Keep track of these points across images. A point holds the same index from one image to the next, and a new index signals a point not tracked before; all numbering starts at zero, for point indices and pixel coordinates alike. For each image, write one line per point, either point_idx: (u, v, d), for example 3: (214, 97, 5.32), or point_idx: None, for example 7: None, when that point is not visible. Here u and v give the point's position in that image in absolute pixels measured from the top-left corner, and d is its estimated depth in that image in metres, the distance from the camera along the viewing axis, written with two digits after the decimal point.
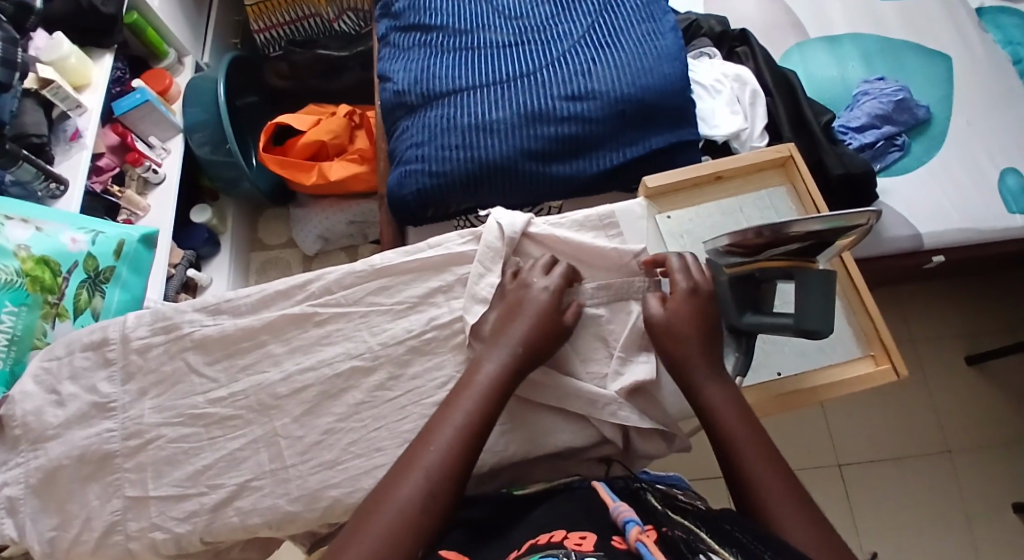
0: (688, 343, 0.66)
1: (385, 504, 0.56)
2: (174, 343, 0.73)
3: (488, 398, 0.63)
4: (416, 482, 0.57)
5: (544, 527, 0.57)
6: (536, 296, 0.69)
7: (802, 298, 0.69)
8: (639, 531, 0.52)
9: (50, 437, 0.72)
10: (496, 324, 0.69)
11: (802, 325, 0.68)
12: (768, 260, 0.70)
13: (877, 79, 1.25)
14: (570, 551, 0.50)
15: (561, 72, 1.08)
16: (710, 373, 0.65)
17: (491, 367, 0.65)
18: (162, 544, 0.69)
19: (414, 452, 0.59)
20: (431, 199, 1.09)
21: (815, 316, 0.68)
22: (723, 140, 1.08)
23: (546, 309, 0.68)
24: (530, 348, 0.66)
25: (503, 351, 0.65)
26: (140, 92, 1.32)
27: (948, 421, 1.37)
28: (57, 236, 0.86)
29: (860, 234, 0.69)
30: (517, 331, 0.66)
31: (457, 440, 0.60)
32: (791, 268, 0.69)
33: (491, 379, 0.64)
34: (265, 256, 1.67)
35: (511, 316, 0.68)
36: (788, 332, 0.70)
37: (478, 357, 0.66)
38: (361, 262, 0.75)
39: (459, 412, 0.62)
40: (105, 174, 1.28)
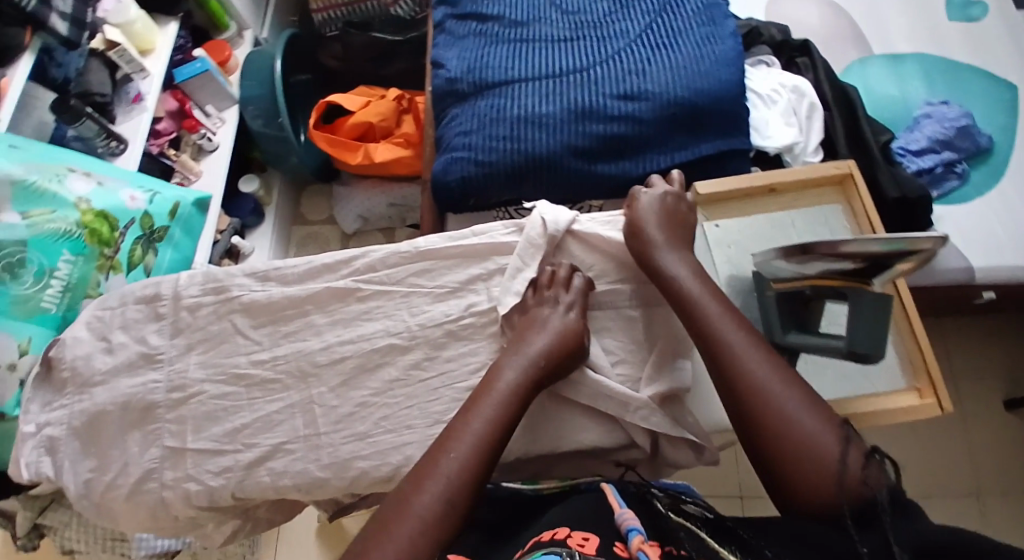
0: (652, 225, 0.72)
1: (409, 509, 0.57)
2: (222, 305, 0.75)
3: (504, 405, 0.64)
4: (440, 488, 0.58)
5: (553, 522, 0.59)
6: (554, 316, 0.69)
7: (853, 321, 0.67)
8: (640, 540, 0.51)
9: (98, 382, 0.75)
10: (515, 335, 0.70)
11: (852, 348, 0.67)
12: (818, 278, 0.69)
13: (941, 103, 1.23)
14: (573, 551, 0.51)
15: (614, 71, 1.08)
16: (673, 251, 0.71)
17: (511, 375, 0.65)
18: (194, 496, 0.71)
19: (435, 458, 0.60)
20: (475, 188, 1.10)
21: (866, 339, 0.66)
22: (776, 152, 1.08)
23: (566, 328, 0.68)
24: (550, 361, 0.67)
25: (522, 361, 0.66)
26: (201, 60, 1.35)
27: (978, 460, 1.34)
28: (116, 192, 0.89)
29: (925, 258, 0.62)
30: (537, 344, 0.67)
31: (479, 448, 0.61)
32: (842, 288, 0.67)
33: (510, 388, 0.65)
34: (306, 230, 1.70)
35: (529, 331, 0.69)
36: (837, 354, 0.69)
37: (497, 365, 0.67)
38: (406, 243, 0.76)
39: (479, 419, 0.63)
40: (163, 137, 1.34)
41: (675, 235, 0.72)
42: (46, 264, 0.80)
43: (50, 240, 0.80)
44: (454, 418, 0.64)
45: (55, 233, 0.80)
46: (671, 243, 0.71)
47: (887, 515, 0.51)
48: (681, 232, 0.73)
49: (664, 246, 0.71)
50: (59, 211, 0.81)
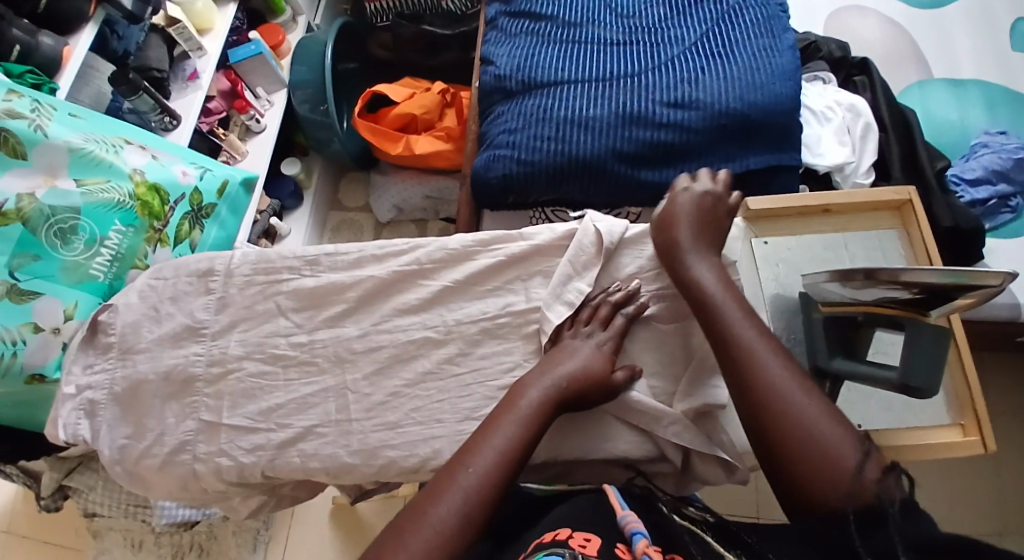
0: (682, 225, 0.71)
1: (426, 518, 0.56)
2: (269, 286, 0.76)
3: (525, 420, 0.63)
4: (458, 499, 0.57)
5: (556, 523, 0.58)
6: (588, 350, 0.69)
7: (910, 351, 0.66)
8: (645, 545, 0.51)
9: (140, 351, 0.76)
10: (547, 357, 0.69)
11: (906, 381, 0.65)
12: (875, 306, 0.68)
13: (999, 133, 1.20)
14: (575, 553, 0.51)
15: (666, 78, 1.06)
16: (700, 255, 0.70)
17: (534, 393, 0.65)
18: (225, 470, 0.72)
19: (453, 472, 0.59)
20: (515, 186, 1.09)
21: (920, 373, 0.65)
22: (826, 171, 1.06)
23: (596, 361, 0.68)
24: (575, 385, 0.66)
25: (547, 381, 0.66)
26: (255, 43, 1.38)
27: (1005, 502, 1.31)
28: (170, 167, 0.91)
29: (990, 293, 0.62)
30: (564, 367, 0.67)
31: (499, 463, 0.60)
32: (899, 318, 0.67)
33: (535, 406, 0.64)
34: (341, 216, 1.71)
35: (561, 357, 0.68)
36: (887, 386, 0.67)
37: (522, 382, 0.67)
38: (454, 238, 0.76)
39: (500, 435, 0.62)
40: (214, 116, 1.35)
41: (705, 237, 0.71)
42: (97, 232, 0.82)
43: (103, 209, 0.81)
44: (475, 432, 0.63)
45: (109, 203, 0.82)
46: (702, 248, 0.70)
47: (893, 512, 0.48)
48: (714, 234, 0.72)
49: (691, 248, 0.70)
50: (114, 181, 0.83)
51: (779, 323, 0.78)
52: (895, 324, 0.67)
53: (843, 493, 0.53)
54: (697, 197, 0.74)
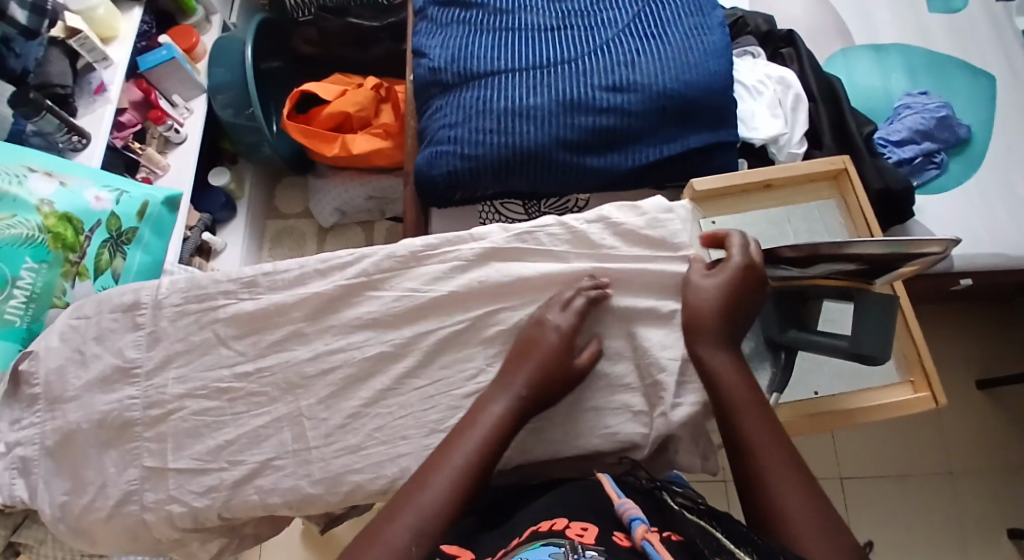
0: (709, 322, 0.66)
1: (380, 538, 0.55)
2: (204, 314, 0.71)
3: (485, 440, 0.62)
4: (410, 519, 0.56)
5: (549, 509, 0.58)
6: (550, 334, 0.67)
7: (861, 322, 0.66)
8: (644, 529, 0.51)
9: (69, 399, 0.70)
10: (507, 361, 0.68)
11: (857, 350, 0.66)
12: (821, 279, 0.68)
13: (920, 94, 1.23)
14: (574, 544, 0.51)
15: (602, 61, 1.05)
16: (718, 347, 0.65)
17: (497, 409, 0.64)
18: (178, 517, 0.67)
19: (409, 490, 0.58)
20: (461, 182, 1.06)
21: (873, 341, 0.66)
22: (762, 144, 1.07)
23: (557, 353, 0.66)
24: (535, 391, 0.65)
25: (509, 396, 0.64)
26: (167, 48, 1.30)
27: (954, 445, 1.37)
28: (81, 193, 0.84)
29: (933, 261, 0.64)
30: (522, 377, 0.65)
31: (454, 487, 0.59)
32: (849, 288, 0.68)
33: (496, 419, 0.63)
34: (280, 224, 1.64)
35: (520, 360, 0.66)
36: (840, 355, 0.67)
37: (484, 398, 0.65)
38: (401, 245, 0.73)
39: (459, 452, 0.61)
40: (127, 130, 1.25)
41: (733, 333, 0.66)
42: (8, 273, 0.75)
43: (11, 246, 0.75)
44: (435, 449, 0.62)
45: (17, 239, 0.75)
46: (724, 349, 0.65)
47: None
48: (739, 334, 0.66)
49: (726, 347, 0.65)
50: (20, 215, 0.76)
51: None
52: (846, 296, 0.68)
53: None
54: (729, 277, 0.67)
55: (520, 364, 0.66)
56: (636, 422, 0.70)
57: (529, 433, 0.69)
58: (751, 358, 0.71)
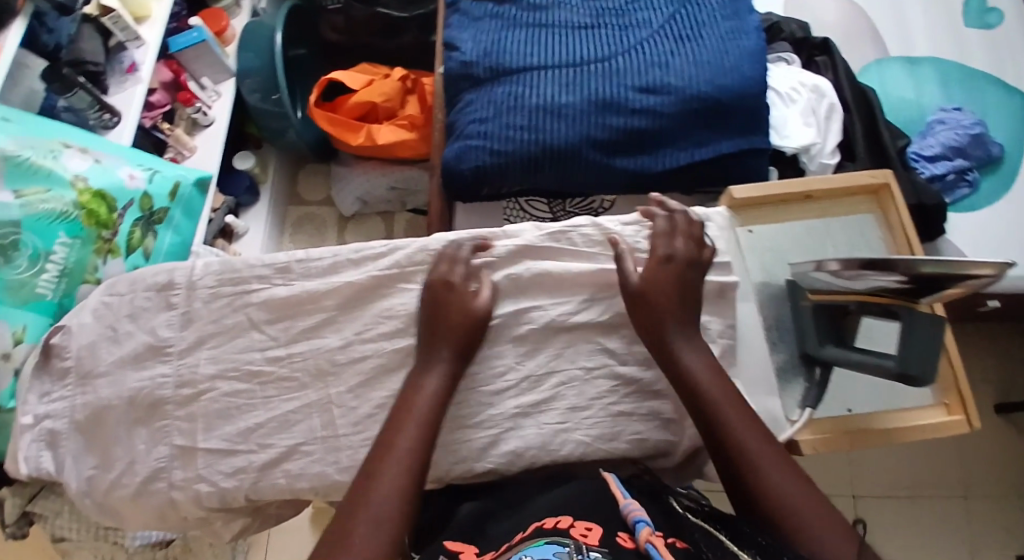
0: (667, 309, 0.66)
1: (350, 539, 0.53)
2: (237, 298, 0.71)
3: (424, 421, 0.61)
4: (374, 515, 0.55)
5: (554, 508, 0.57)
6: (457, 304, 0.67)
7: (906, 343, 0.66)
8: (649, 532, 0.51)
9: (101, 374, 0.71)
10: (420, 339, 0.67)
11: (903, 370, 0.65)
12: (868, 295, 0.69)
13: (954, 109, 1.22)
14: (579, 544, 0.50)
15: (635, 62, 1.05)
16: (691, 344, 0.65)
17: (431, 384, 0.64)
18: (205, 497, 0.68)
19: (365, 485, 0.57)
20: (489, 178, 1.06)
21: (918, 362, 0.65)
22: (793, 152, 1.06)
23: (472, 320, 0.67)
24: (459, 356, 0.66)
25: (440, 369, 0.64)
26: (197, 30, 1.29)
27: (968, 465, 1.36)
28: (114, 170, 0.83)
29: (977, 283, 0.63)
30: (447, 350, 0.65)
31: (409, 474, 0.58)
32: (893, 306, 0.68)
33: (430, 396, 0.63)
34: (302, 211, 1.64)
35: (439, 338, 0.65)
36: (883, 374, 0.67)
37: (415, 375, 0.65)
38: (435, 240, 0.73)
39: (404, 437, 0.60)
40: (156, 110, 1.26)
41: (691, 320, 0.67)
42: (41, 247, 0.74)
43: (45, 221, 0.74)
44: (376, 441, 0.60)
45: (51, 214, 0.74)
46: (682, 329, 0.66)
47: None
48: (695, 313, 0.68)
49: (674, 330, 0.66)
50: (54, 190, 0.75)
51: (766, 312, 0.76)
52: (887, 313, 0.68)
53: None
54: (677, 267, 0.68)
55: (439, 342, 0.65)
56: (664, 427, 0.70)
57: (557, 432, 0.69)
58: (783, 370, 0.74)
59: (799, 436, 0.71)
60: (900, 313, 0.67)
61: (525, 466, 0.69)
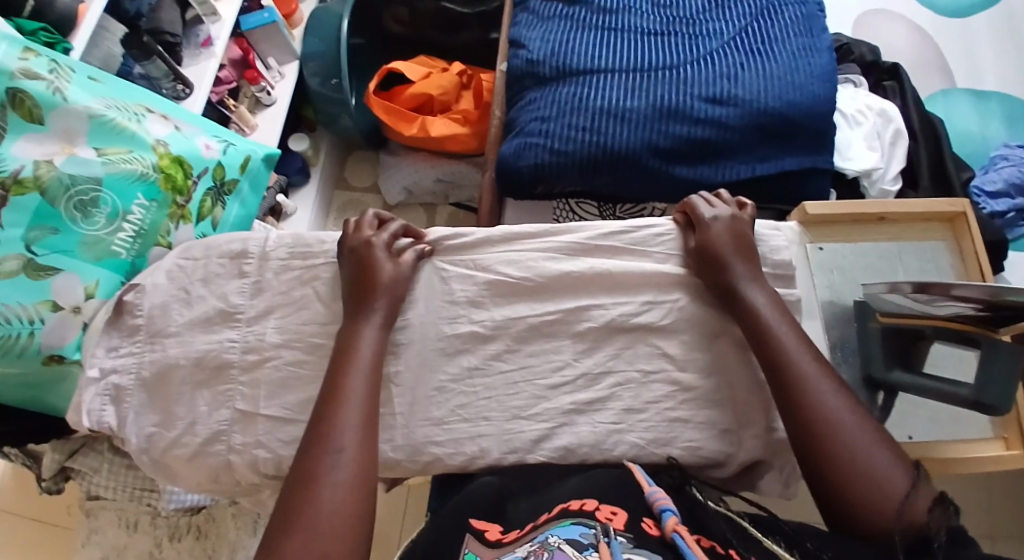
0: (734, 257, 0.70)
1: (312, 503, 0.54)
2: (308, 272, 0.72)
3: (370, 367, 0.64)
4: (331, 487, 0.56)
5: (580, 491, 0.59)
6: (387, 267, 0.70)
7: (981, 370, 0.64)
8: (675, 522, 0.52)
9: (170, 334, 0.72)
10: (349, 298, 0.69)
11: (979, 398, 0.64)
12: (945, 320, 0.66)
13: (1019, 146, 1.20)
14: (605, 526, 0.51)
15: (704, 72, 1.04)
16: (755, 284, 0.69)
17: (370, 338, 0.66)
18: (262, 463, 0.69)
19: (319, 455, 0.57)
20: (546, 176, 1.07)
21: (995, 391, 0.63)
22: (854, 175, 1.05)
23: (395, 276, 0.70)
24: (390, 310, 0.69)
25: (377, 328, 0.67)
26: (269, 12, 1.32)
27: None
28: (193, 139, 0.85)
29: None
30: (377, 304, 0.68)
31: (363, 442, 0.59)
32: (973, 334, 0.65)
33: (370, 347, 0.66)
34: (348, 196, 1.65)
35: (372, 296, 0.68)
36: (958, 402, 0.65)
37: (350, 331, 0.67)
38: (501, 230, 0.75)
39: (352, 408, 0.61)
40: (224, 86, 1.28)
41: (754, 266, 0.70)
42: (119, 206, 0.75)
43: (125, 181, 0.75)
44: (315, 416, 0.61)
45: (132, 174, 0.76)
46: (750, 271, 0.69)
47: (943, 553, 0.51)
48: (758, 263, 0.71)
49: (742, 270, 0.69)
50: (137, 152, 0.77)
51: (832, 333, 0.75)
52: (967, 339, 0.66)
53: (890, 518, 0.54)
54: (727, 225, 0.72)
55: (376, 297, 0.68)
56: (720, 437, 0.69)
57: (611, 431, 0.70)
58: None
59: None
60: (979, 341, 0.65)
61: (576, 463, 0.69)
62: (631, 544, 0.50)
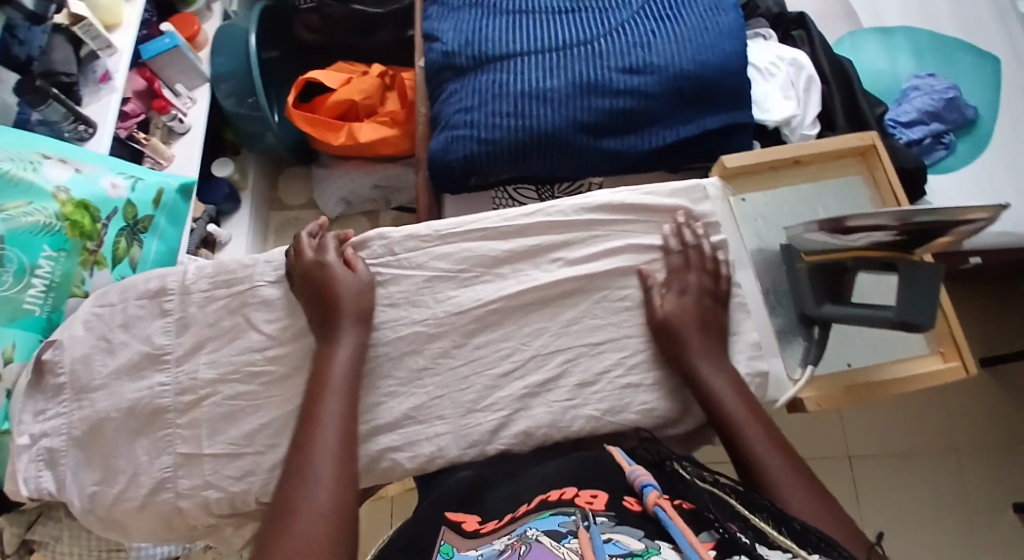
0: (690, 329, 0.67)
1: (288, 537, 0.50)
2: (235, 299, 0.70)
3: (347, 388, 0.61)
4: (307, 519, 0.51)
5: (555, 480, 0.57)
6: (346, 277, 0.67)
7: (907, 290, 0.64)
8: (656, 495, 0.51)
9: (97, 387, 0.69)
10: (313, 319, 0.67)
11: (904, 318, 0.64)
12: (863, 250, 0.68)
13: (928, 75, 1.23)
14: (584, 510, 0.50)
15: (618, 42, 1.04)
16: (710, 358, 0.67)
17: (342, 354, 0.63)
18: (214, 504, 0.66)
19: (297, 482, 0.54)
20: (478, 167, 1.05)
21: (919, 309, 0.63)
22: (775, 125, 1.07)
23: (357, 290, 0.67)
24: (362, 326, 0.66)
25: (351, 345, 0.64)
26: (169, 36, 1.25)
27: (959, 424, 1.39)
28: (96, 180, 0.80)
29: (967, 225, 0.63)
30: (347, 320, 0.65)
31: (338, 468, 0.56)
32: (891, 259, 0.66)
33: (344, 366, 0.63)
34: (285, 216, 1.61)
35: (334, 312, 0.65)
36: (886, 325, 0.65)
37: (324, 348, 0.64)
38: (424, 225, 0.72)
39: (328, 433, 0.57)
40: (132, 120, 1.22)
41: (712, 343, 0.67)
42: (26, 261, 0.71)
43: (29, 234, 0.71)
44: (291, 445, 0.57)
45: (34, 227, 0.72)
46: (707, 349, 0.67)
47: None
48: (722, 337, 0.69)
49: (700, 351, 0.67)
50: (37, 202, 0.73)
51: (764, 279, 0.76)
52: (884, 266, 0.67)
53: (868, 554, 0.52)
54: (692, 298, 0.69)
55: (344, 314, 0.65)
56: (673, 396, 0.69)
57: (567, 410, 0.69)
58: (783, 333, 0.74)
59: (802, 395, 0.72)
60: (900, 265, 0.65)
61: (537, 447, 0.69)
62: (613, 522, 0.48)
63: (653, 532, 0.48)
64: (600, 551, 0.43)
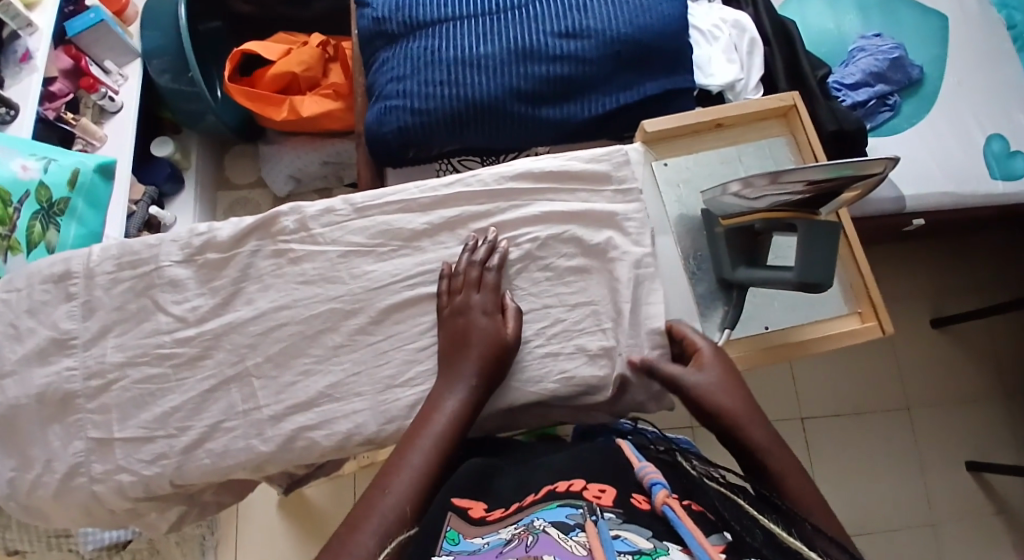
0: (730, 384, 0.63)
1: None
2: (140, 280, 0.69)
3: (429, 457, 0.57)
4: None
5: (560, 473, 0.53)
6: (482, 321, 0.65)
7: (806, 250, 0.66)
8: (667, 494, 0.47)
9: (6, 375, 0.67)
10: (444, 357, 0.65)
11: (803, 278, 0.65)
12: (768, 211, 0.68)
13: (874, 35, 1.23)
14: (593, 505, 0.46)
15: (554, 7, 1.02)
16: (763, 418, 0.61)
17: (449, 404, 0.61)
18: (128, 487, 0.66)
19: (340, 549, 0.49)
20: (414, 138, 1.03)
21: (818, 269, 0.65)
22: (718, 90, 1.06)
23: (488, 338, 0.64)
24: (484, 380, 0.63)
25: (462, 388, 0.62)
26: (94, 11, 1.22)
27: (909, 382, 1.42)
28: (6, 163, 0.79)
29: (872, 183, 0.64)
30: (468, 368, 0.63)
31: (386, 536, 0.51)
32: (791, 218, 0.67)
33: (448, 419, 0.60)
34: (233, 196, 1.59)
35: (460, 354, 0.64)
36: (787, 286, 0.67)
37: (434, 395, 0.62)
38: (341, 200, 0.71)
39: (389, 497, 0.53)
40: (59, 100, 1.18)
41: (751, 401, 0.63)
42: None
43: None
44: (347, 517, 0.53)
45: None
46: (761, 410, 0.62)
47: None
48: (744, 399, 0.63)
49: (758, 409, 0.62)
50: None
51: (685, 243, 0.77)
52: (790, 226, 0.67)
53: None
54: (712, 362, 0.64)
55: (468, 354, 0.63)
56: (592, 363, 0.69)
57: None
58: (703, 298, 0.74)
59: None
60: (799, 226, 0.66)
61: None
62: (621, 518, 0.44)
63: (663, 532, 0.44)
64: (609, 548, 0.39)
